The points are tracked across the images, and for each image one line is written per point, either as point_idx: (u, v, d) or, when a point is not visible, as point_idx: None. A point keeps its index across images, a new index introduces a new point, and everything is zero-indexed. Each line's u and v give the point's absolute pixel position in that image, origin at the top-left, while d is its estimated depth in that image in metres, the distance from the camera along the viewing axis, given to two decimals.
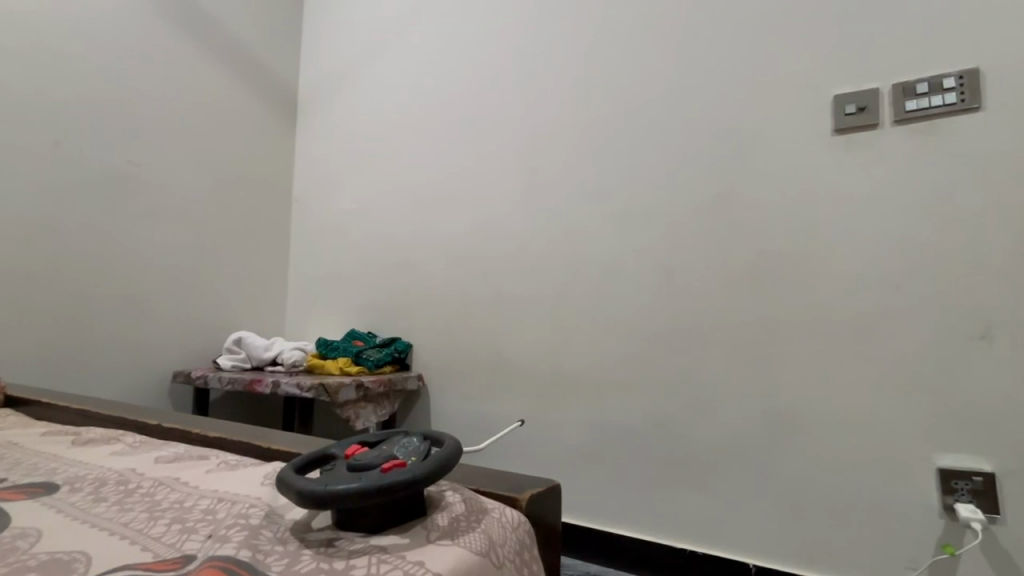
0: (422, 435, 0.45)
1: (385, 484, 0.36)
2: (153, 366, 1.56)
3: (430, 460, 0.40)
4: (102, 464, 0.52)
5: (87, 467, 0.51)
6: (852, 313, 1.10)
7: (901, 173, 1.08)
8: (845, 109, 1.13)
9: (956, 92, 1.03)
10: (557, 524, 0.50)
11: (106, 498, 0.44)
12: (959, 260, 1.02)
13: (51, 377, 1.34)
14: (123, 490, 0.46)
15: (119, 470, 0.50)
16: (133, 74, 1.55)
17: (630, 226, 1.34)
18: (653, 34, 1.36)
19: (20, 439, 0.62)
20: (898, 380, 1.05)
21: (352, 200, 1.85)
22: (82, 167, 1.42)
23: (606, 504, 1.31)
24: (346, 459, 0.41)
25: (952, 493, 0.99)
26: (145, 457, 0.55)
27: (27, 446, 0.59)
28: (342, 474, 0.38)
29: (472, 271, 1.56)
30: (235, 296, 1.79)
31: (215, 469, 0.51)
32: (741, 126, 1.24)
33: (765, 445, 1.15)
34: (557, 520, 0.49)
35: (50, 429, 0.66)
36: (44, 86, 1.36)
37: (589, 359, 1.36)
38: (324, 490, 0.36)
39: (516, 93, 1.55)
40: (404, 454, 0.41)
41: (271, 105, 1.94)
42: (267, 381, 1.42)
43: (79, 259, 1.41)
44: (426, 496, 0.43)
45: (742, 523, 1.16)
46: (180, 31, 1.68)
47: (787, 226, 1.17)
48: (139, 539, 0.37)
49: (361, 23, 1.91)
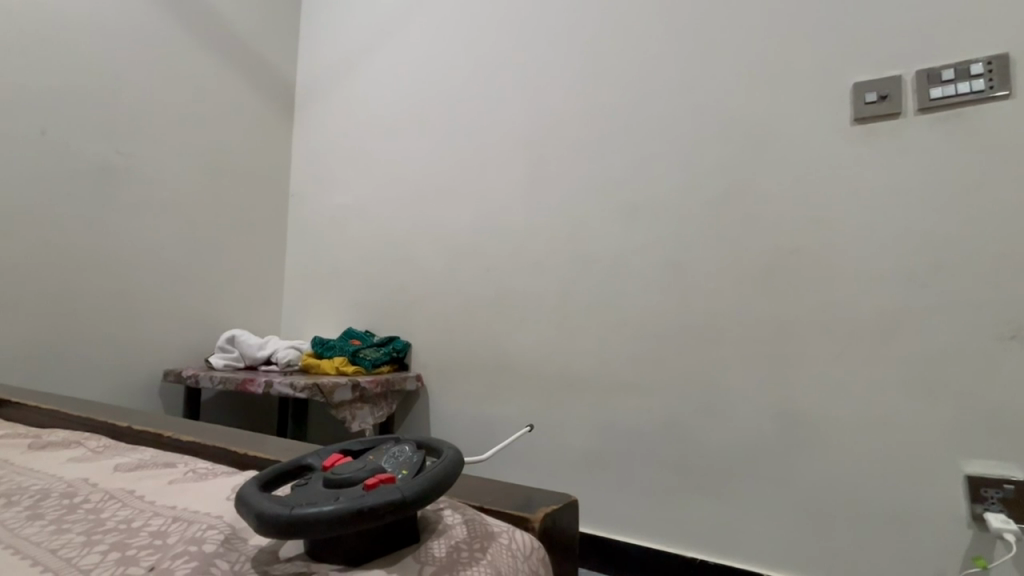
0: (414, 444, 0.39)
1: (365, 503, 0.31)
2: (143, 365, 1.50)
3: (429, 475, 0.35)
4: (52, 472, 0.47)
5: (36, 477, 0.46)
6: (872, 312, 1.04)
7: (925, 165, 1.02)
8: (866, 97, 1.07)
9: (984, 79, 0.98)
10: (571, 543, 0.44)
11: (43, 516, 0.39)
12: (989, 255, 0.96)
13: (33, 377, 1.28)
14: (65, 507, 0.40)
15: (69, 480, 0.45)
16: (124, 62, 1.49)
17: (638, 221, 1.29)
18: (660, 22, 1.31)
19: None
20: (922, 383, 0.99)
21: (349, 196, 1.80)
22: (69, 157, 1.37)
23: (613, 510, 1.25)
24: (324, 471, 0.36)
25: (982, 502, 0.93)
26: (102, 464, 0.49)
27: None
28: (317, 493, 0.33)
29: (473, 269, 1.51)
30: (228, 293, 1.73)
31: (178, 479, 0.45)
32: (754, 116, 1.18)
33: (779, 451, 1.10)
34: (570, 538, 0.44)
35: (10, 431, 0.61)
36: (24, 71, 1.30)
37: (595, 359, 1.30)
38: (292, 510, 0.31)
39: (518, 84, 1.50)
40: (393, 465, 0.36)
41: (267, 97, 1.89)
42: (259, 381, 1.37)
43: (65, 253, 1.35)
44: (422, 517, 0.39)
45: (755, 532, 1.10)
46: (171, 18, 1.62)
47: (804, 220, 1.11)
48: (64, 573, 0.32)
49: (360, 13, 1.86)
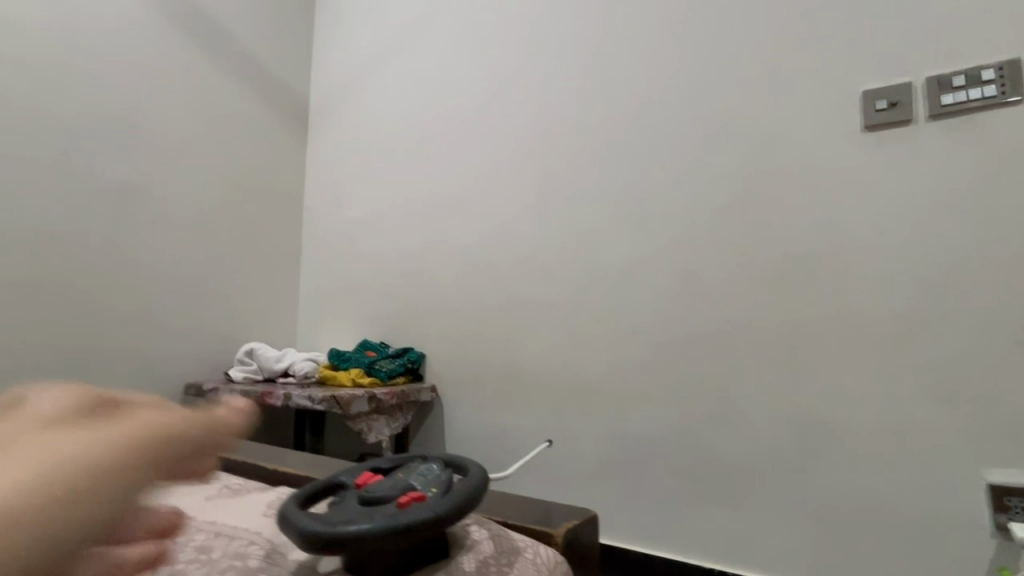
0: (442, 462, 0.41)
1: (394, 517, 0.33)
2: (165, 379, 1.54)
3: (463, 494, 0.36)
4: None
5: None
6: (888, 319, 1.03)
7: (938, 170, 1.02)
8: (876, 105, 1.08)
9: (995, 84, 0.98)
10: (593, 556, 0.46)
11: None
12: (1006, 261, 0.95)
13: (60, 392, 1.32)
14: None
15: None
16: (145, 85, 1.55)
17: (648, 230, 1.30)
18: (665, 34, 1.33)
19: None
20: (942, 391, 0.98)
21: (362, 210, 1.83)
22: (93, 179, 1.42)
23: (629, 520, 1.25)
24: (358, 489, 0.38)
25: (1005, 511, 0.91)
26: None
27: None
28: (353, 510, 0.34)
29: (485, 279, 1.53)
30: (246, 307, 1.77)
31: (213, 496, 0.47)
32: (762, 125, 1.19)
33: (796, 460, 1.09)
34: (591, 551, 0.45)
35: None
36: (51, 98, 1.35)
37: (608, 368, 1.31)
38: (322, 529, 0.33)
39: (526, 97, 1.52)
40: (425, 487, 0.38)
41: (282, 113, 1.94)
42: (277, 394, 1.39)
43: (90, 271, 1.40)
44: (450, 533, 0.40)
45: (773, 542, 1.10)
46: (189, 41, 1.67)
47: (815, 227, 1.12)
48: None
49: (371, 29, 1.90)
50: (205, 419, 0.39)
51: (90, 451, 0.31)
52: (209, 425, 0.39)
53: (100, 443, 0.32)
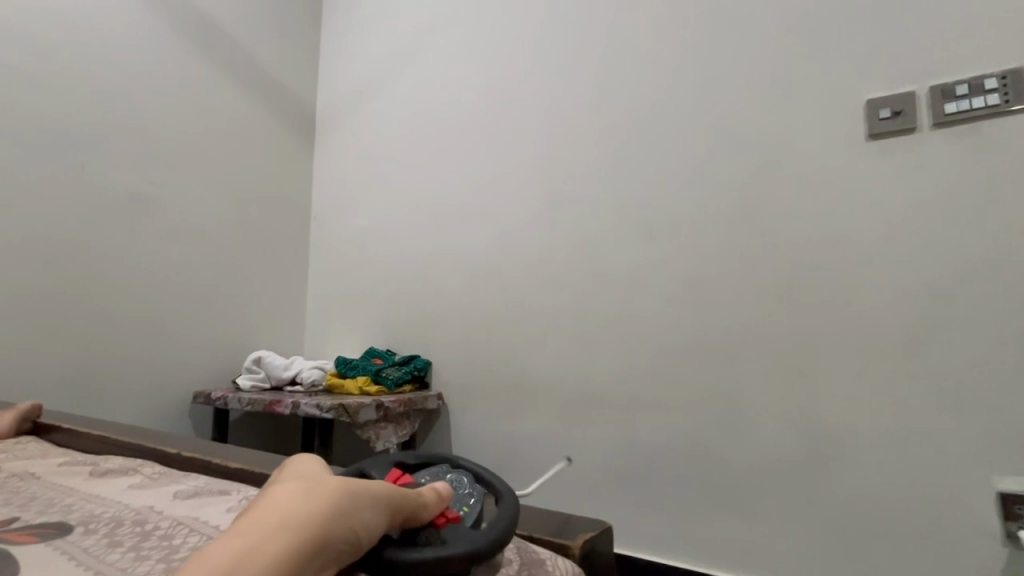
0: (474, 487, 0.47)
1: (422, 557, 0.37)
2: (174, 387, 1.55)
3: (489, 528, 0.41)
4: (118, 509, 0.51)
5: (112, 507, 0.54)
6: (894, 327, 1.04)
7: (942, 179, 1.02)
8: (880, 113, 1.08)
9: (999, 93, 0.98)
10: (611, 564, 0.48)
11: (121, 542, 0.46)
12: (1012, 269, 0.96)
13: (72, 400, 1.34)
14: (139, 533, 0.48)
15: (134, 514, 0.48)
16: (156, 96, 1.57)
17: (654, 238, 1.31)
18: (670, 44, 1.34)
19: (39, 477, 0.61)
20: (950, 399, 0.98)
21: (368, 218, 1.85)
22: (105, 189, 1.43)
23: (636, 528, 1.25)
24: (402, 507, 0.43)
25: (1015, 520, 0.91)
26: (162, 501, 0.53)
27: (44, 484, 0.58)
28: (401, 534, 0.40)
29: (491, 286, 1.54)
30: (253, 315, 1.78)
31: None
32: (766, 133, 1.20)
33: (804, 468, 1.09)
34: (610, 558, 0.47)
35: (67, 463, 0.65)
36: (64, 109, 1.37)
37: (615, 376, 1.31)
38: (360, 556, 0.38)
39: (532, 106, 1.54)
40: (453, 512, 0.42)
41: (290, 123, 1.96)
42: (285, 402, 1.40)
43: (102, 280, 1.41)
44: None
45: (782, 551, 1.09)
46: (200, 54, 1.70)
47: (820, 235, 1.12)
48: None
49: (378, 40, 1.93)
50: (415, 501, 0.40)
51: (340, 531, 0.34)
52: (418, 515, 0.40)
53: (347, 521, 0.34)
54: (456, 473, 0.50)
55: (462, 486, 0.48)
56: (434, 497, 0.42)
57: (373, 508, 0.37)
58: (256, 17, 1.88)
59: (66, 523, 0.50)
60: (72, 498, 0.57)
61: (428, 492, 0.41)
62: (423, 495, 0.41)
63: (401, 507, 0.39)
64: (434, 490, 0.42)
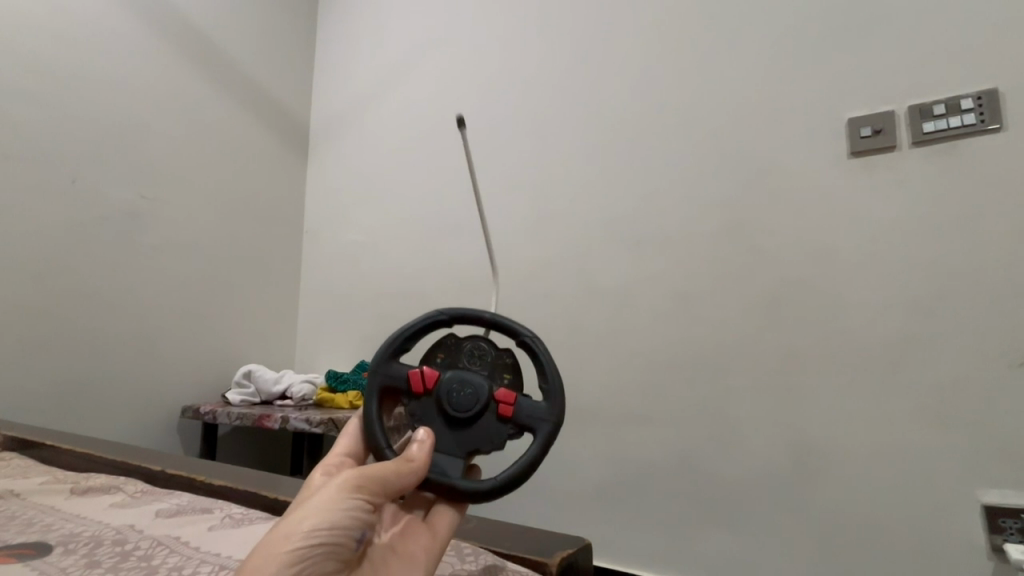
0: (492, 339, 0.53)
1: (513, 472, 0.48)
2: (163, 401, 1.54)
3: (545, 401, 0.50)
4: (100, 540, 0.50)
5: (92, 526, 0.54)
6: (878, 341, 1.05)
7: (922, 196, 1.05)
8: (861, 132, 1.11)
9: (975, 113, 1.01)
10: (592, 565, 0.50)
11: (99, 563, 0.46)
12: (991, 283, 0.98)
13: (57, 415, 1.33)
14: (118, 553, 0.48)
15: (117, 548, 0.48)
16: (149, 111, 1.58)
17: (644, 252, 1.32)
18: (659, 64, 1.37)
19: (21, 504, 0.60)
20: (934, 411, 0.99)
21: (361, 232, 1.85)
22: (96, 202, 1.43)
23: (627, 544, 1.25)
24: (460, 428, 0.50)
25: (1001, 532, 0.91)
26: (144, 529, 0.53)
27: (27, 513, 0.57)
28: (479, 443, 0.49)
29: (483, 300, 1.54)
30: (243, 329, 1.77)
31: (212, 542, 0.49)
32: (750, 150, 1.23)
33: (792, 481, 1.09)
34: (590, 558, 0.50)
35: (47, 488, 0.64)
36: (56, 123, 1.38)
37: (606, 390, 1.32)
38: (437, 494, 0.48)
39: (524, 121, 1.56)
40: (512, 403, 0.50)
41: (284, 137, 1.98)
42: (275, 416, 1.39)
43: (87, 296, 1.40)
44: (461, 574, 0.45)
45: (773, 566, 1.09)
46: (193, 69, 1.71)
47: (804, 250, 1.14)
48: None
49: (372, 54, 1.95)
50: (392, 472, 0.44)
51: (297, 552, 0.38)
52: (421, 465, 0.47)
53: (293, 543, 0.38)
54: (471, 340, 0.53)
55: (485, 353, 0.53)
56: (427, 448, 0.48)
57: (325, 508, 0.40)
58: (251, 35, 1.91)
59: (45, 543, 0.50)
60: (52, 517, 0.56)
61: (414, 450, 0.47)
62: (402, 459, 0.46)
63: (367, 484, 0.43)
64: (424, 436, 0.48)
